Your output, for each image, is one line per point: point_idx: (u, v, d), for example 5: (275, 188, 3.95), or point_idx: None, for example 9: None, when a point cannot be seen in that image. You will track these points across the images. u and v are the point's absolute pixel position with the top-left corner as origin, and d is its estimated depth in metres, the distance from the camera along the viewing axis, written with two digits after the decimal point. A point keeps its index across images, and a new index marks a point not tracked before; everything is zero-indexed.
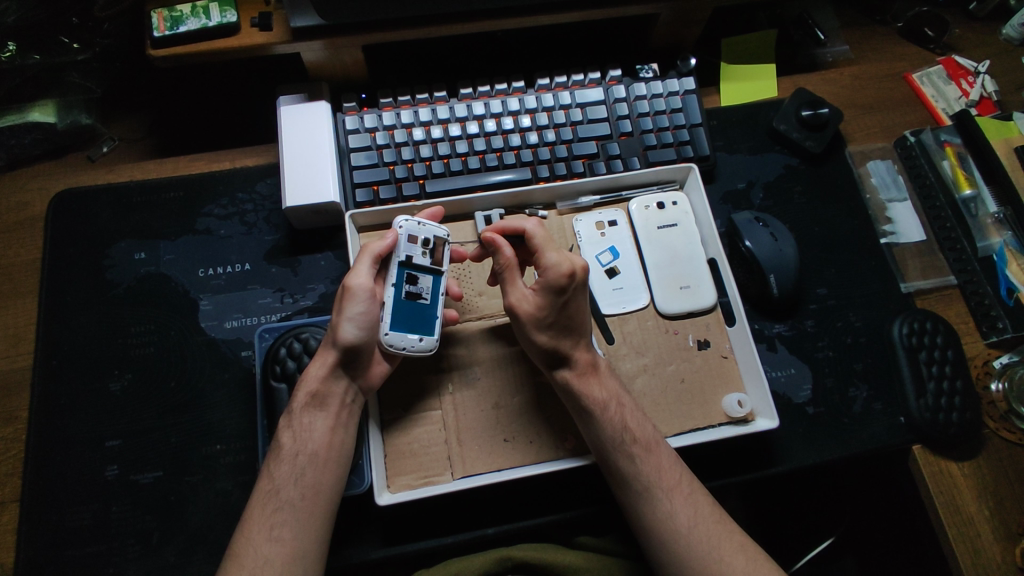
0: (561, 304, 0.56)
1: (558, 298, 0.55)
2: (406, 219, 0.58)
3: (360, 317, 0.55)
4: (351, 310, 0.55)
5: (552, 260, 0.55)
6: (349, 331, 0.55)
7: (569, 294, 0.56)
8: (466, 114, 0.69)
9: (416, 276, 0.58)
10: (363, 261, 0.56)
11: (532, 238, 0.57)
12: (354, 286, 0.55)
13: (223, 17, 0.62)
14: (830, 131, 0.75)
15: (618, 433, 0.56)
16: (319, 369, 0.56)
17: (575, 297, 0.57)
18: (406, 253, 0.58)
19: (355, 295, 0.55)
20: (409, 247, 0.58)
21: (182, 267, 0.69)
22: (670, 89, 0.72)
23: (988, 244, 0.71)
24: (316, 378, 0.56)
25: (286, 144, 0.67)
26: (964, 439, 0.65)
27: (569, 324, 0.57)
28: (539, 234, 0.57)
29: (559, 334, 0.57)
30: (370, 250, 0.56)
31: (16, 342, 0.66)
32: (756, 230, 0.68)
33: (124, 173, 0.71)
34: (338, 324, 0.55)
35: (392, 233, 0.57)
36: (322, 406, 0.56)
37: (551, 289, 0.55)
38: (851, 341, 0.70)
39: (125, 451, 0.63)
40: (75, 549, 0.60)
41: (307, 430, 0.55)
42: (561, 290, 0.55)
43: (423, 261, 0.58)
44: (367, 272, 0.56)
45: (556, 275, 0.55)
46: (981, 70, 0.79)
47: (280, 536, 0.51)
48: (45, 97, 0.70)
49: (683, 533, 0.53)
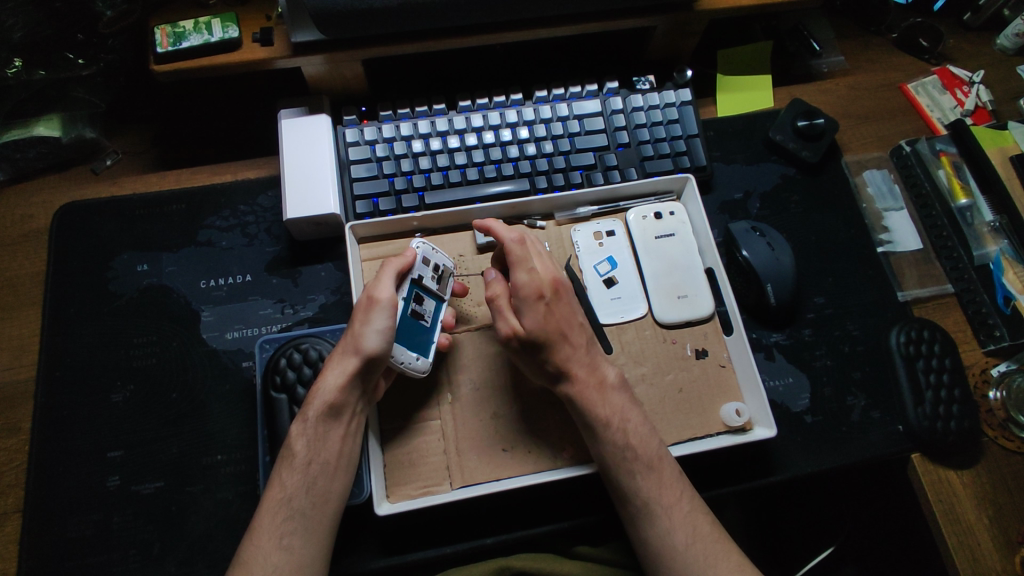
0: (537, 325, 0.56)
1: (533, 318, 0.56)
2: (423, 242, 0.60)
3: (386, 329, 0.55)
4: (378, 320, 0.55)
5: (523, 279, 0.57)
6: (375, 342, 0.54)
7: (541, 312, 0.57)
8: (464, 126, 0.70)
9: (423, 297, 0.60)
10: (386, 275, 0.57)
11: (509, 253, 0.58)
12: (381, 298, 0.55)
13: (225, 33, 0.63)
14: (826, 141, 0.75)
15: (618, 450, 0.56)
16: (337, 379, 0.54)
17: (555, 314, 0.58)
18: (418, 273, 0.59)
19: (382, 306, 0.55)
20: (421, 267, 0.60)
21: (183, 278, 0.69)
22: (665, 101, 0.73)
23: (984, 253, 0.72)
24: (333, 388, 0.54)
25: (286, 156, 0.68)
26: (962, 447, 0.65)
27: (568, 337, 0.58)
28: (516, 248, 0.59)
29: (562, 347, 0.57)
30: (393, 265, 0.57)
31: (19, 353, 0.66)
32: (752, 240, 0.69)
33: (125, 185, 0.72)
34: (362, 333, 0.54)
35: (411, 252, 0.59)
36: (336, 417, 0.55)
37: (526, 309, 0.56)
38: (848, 350, 0.70)
39: (127, 461, 0.63)
40: (77, 559, 0.60)
41: (321, 440, 0.55)
42: (533, 308, 0.57)
43: (432, 284, 0.60)
44: (390, 285, 0.56)
45: (524, 299, 0.57)
46: (975, 80, 0.80)
47: (290, 544, 0.52)
48: (50, 111, 0.70)
49: (678, 551, 0.54)
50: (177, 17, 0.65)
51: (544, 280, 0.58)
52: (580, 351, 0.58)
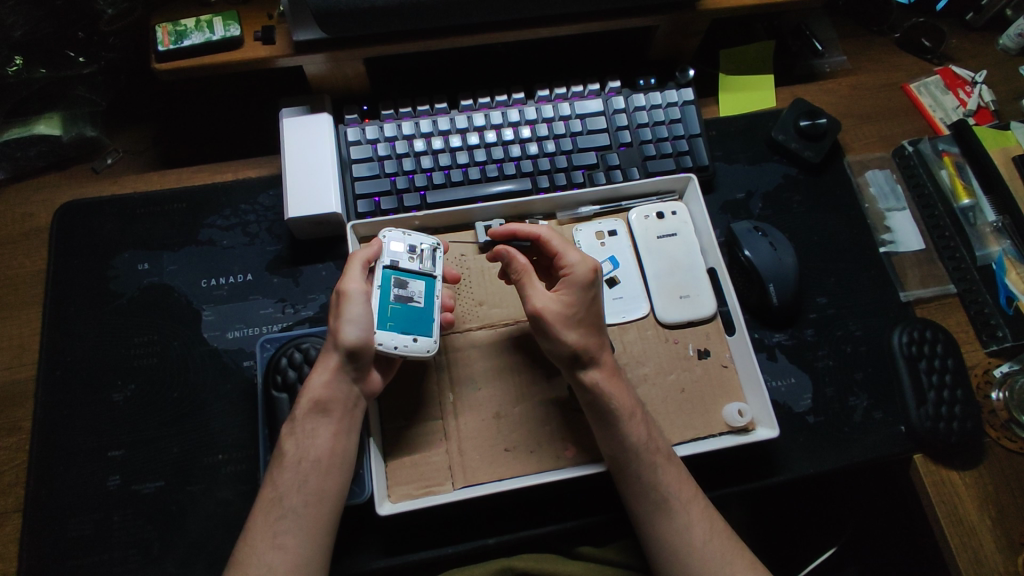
0: (585, 306, 0.57)
1: (584, 298, 0.57)
2: (389, 229, 0.60)
3: (361, 319, 0.55)
4: (350, 312, 0.55)
5: (576, 259, 0.58)
6: (350, 333, 0.54)
7: (592, 294, 0.57)
8: (466, 125, 0.70)
9: (405, 280, 0.58)
10: (353, 267, 0.57)
11: (550, 241, 0.59)
12: (350, 290, 0.55)
13: (226, 31, 0.63)
14: (828, 141, 0.75)
15: (642, 442, 0.56)
16: (320, 377, 0.55)
17: (597, 303, 0.58)
18: (390, 258, 0.59)
19: (352, 297, 0.55)
20: (393, 253, 0.59)
21: (184, 277, 0.69)
22: (668, 100, 0.73)
23: (987, 253, 0.72)
24: (319, 386, 0.55)
25: (286, 155, 0.67)
26: (965, 447, 0.65)
27: (602, 324, 0.59)
28: (556, 238, 0.60)
29: (597, 333, 0.58)
30: (359, 256, 0.57)
31: (20, 352, 0.66)
32: (754, 239, 0.68)
33: (126, 184, 0.72)
34: (338, 327, 0.55)
35: (377, 242, 0.59)
36: (325, 414, 0.55)
37: (578, 289, 0.57)
38: (850, 350, 0.70)
39: (127, 461, 0.63)
40: (77, 559, 0.60)
41: (310, 437, 0.55)
42: (585, 289, 0.57)
43: (411, 266, 0.59)
44: (359, 276, 0.56)
45: (581, 280, 0.57)
46: (978, 80, 0.80)
47: (284, 544, 0.51)
48: (50, 109, 0.70)
49: (696, 547, 0.54)
50: (179, 16, 0.65)
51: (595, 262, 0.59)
52: (604, 347, 0.58)
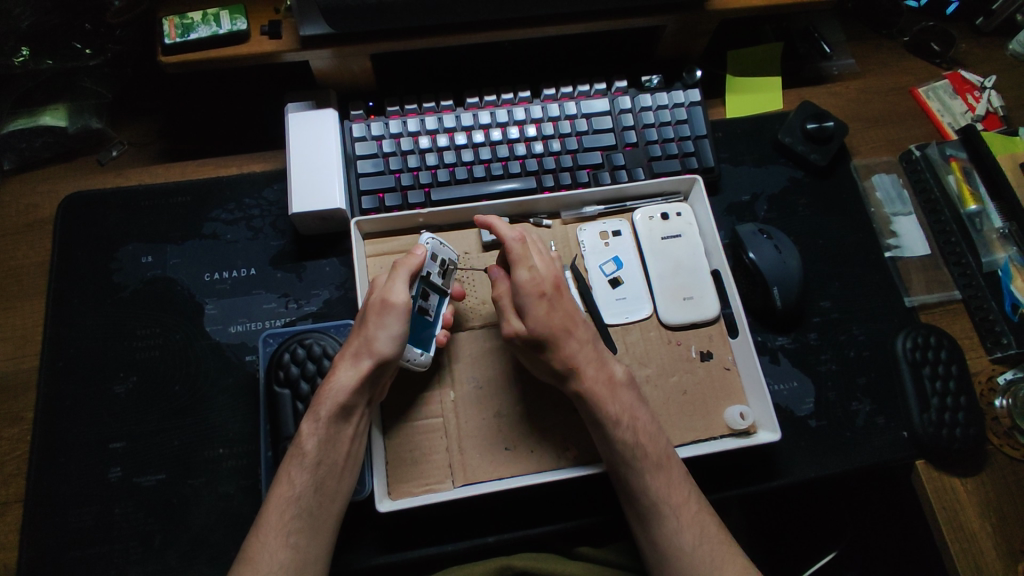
0: (542, 321, 0.56)
1: (538, 315, 0.56)
2: (431, 238, 0.60)
3: (400, 334, 0.55)
4: (391, 325, 0.55)
5: (524, 278, 0.56)
6: (388, 346, 0.54)
7: (542, 310, 0.56)
8: (471, 122, 0.70)
9: (429, 292, 0.60)
10: (399, 277, 0.56)
11: (509, 252, 0.58)
12: (396, 302, 0.55)
13: (233, 25, 0.63)
14: (835, 145, 0.75)
15: (630, 448, 0.55)
16: (348, 380, 0.54)
17: (559, 309, 0.57)
18: (426, 270, 0.59)
19: (398, 310, 0.55)
20: (429, 263, 0.60)
21: (188, 270, 0.69)
22: (675, 101, 0.72)
23: (993, 259, 0.72)
24: (345, 389, 0.54)
25: (292, 150, 0.67)
26: (967, 454, 0.64)
27: (576, 332, 0.57)
28: (517, 246, 0.58)
29: (570, 343, 0.57)
30: (407, 266, 0.57)
31: (23, 343, 0.66)
32: (759, 241, 0.68)
33: (130, 176, 0.72)
34: (376, 336, 0.54)
35: (422, 250, 0.59)
36: (346, 418, 0.54)
37: (530, 306, 0.56)
38: (853, 355, 0.70)
39: (128, 453, 0.63)
40: (78, 551, 0.60)
41: (333, 440, 0.54)
42: (538, 306, 0.56)
43: (438, 280, 0.61)
44: (404, 288, 0.56)
45: (526, 292, 0.56)
46: (987, 85, 0.79)
47: (296, 543, 0.52)
48: (56, 101, 0.71)
49: (687, 551, 0.54)
50: (185, 9, 0.65)
51: (546, 276, 0.58)
52: (587, 345, 0.58)
